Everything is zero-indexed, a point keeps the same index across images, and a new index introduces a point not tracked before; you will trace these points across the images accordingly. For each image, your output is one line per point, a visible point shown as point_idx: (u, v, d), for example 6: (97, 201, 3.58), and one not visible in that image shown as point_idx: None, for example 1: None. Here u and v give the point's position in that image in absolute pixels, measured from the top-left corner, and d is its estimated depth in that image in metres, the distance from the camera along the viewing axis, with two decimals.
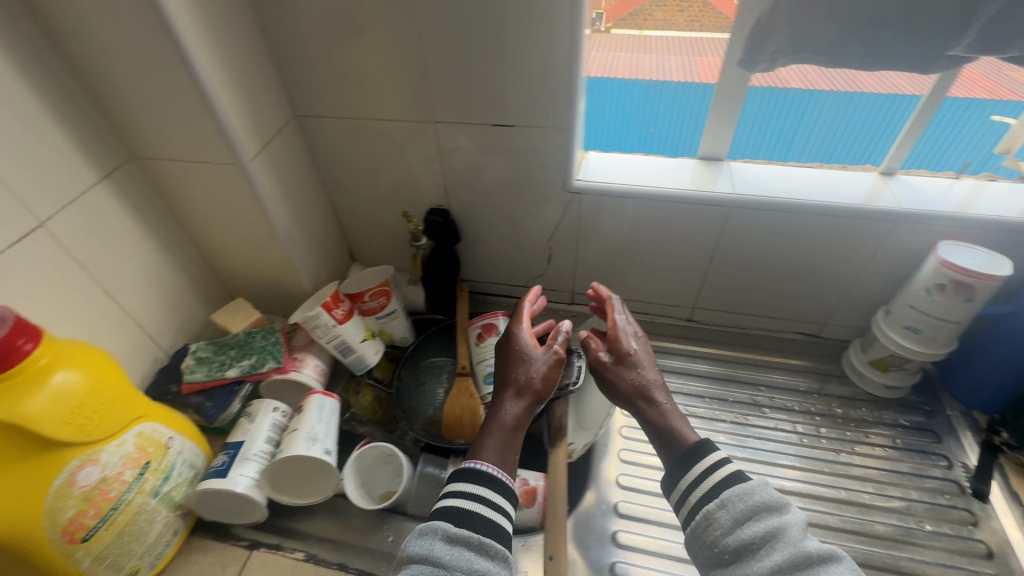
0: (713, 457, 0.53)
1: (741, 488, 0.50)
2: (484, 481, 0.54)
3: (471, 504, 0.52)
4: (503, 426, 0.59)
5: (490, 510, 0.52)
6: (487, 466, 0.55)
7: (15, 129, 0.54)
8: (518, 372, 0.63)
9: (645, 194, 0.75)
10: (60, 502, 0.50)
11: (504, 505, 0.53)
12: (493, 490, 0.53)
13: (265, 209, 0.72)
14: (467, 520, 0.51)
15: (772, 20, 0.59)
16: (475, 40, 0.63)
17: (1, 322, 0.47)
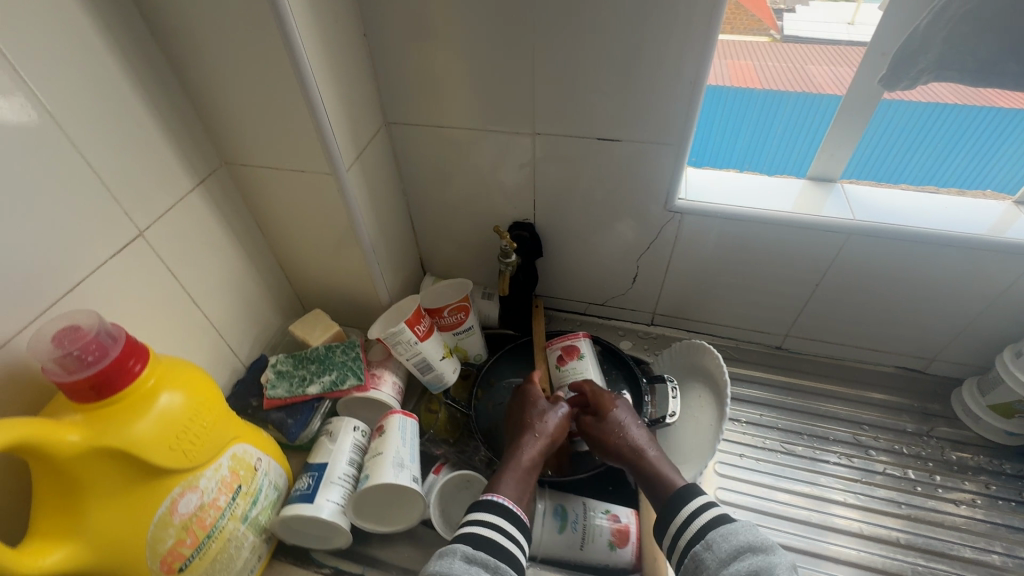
0: (694, 503, 0.59)
1: (726, 530, 0.55)
2: (497, 509, 0.59)
3: (487, 530, 0.57)
4: (519, 465, 0.64)
5: (504, 538, 0.57)
6: (504, 499, 0.60)
7: (122, 136, 0.53)
8: (532, 416, 0.70)
9: (753, 217, 0.71)
10: (161, 532, 0.48)
11: (516, 534, 0.58)
12: (506, 519, 0.59)
13: (354, 220, 0.69)
14: (484, 545, 0.56)
15: (928, 36, 0.54)
16: (592, 49, 0.60)
17: (113, 341, 0.45)
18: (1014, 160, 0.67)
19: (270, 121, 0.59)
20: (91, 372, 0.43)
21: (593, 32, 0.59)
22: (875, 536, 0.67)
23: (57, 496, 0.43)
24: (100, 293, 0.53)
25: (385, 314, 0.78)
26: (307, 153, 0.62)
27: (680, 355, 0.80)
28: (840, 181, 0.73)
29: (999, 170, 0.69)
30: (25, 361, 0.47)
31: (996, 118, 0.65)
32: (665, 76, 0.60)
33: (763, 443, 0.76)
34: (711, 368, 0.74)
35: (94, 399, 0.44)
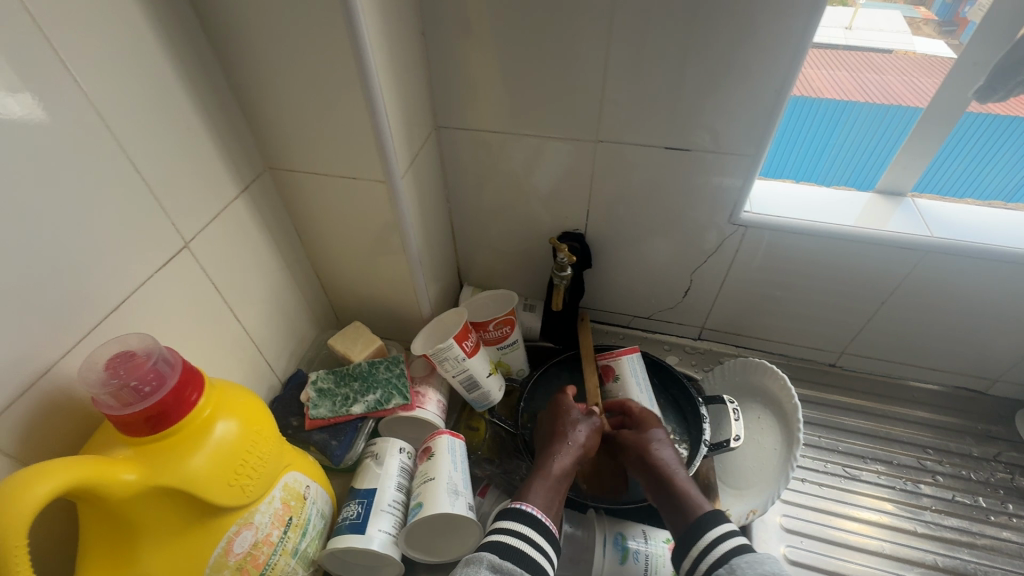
0: (717, 531, 0.55)
1: (752, 558, 0.52)
2: (525, 519, 0.56)
3: (513, 539, 0.55)
4: (546, 475, 0.61)
5: (531, 547, 0.54)
6: (531, 508, 0.58)
7: (175, 139, 0.49)
8: (564, 424, 0.66)
9: (823, 232, 0.68)
10: (216, 574, 0.44)
11: (543, 543, 0.55)
12: (532, 528, 0.56)
13: (405, 229, 0.65)
14: (510, 554, 0.53)
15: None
16: (668, 51, 0.58)
17: (169, 369, 0.41)
18: (1008, 168, 0.65)
19: (327, 124, 0.56)
20: (148, 405, 0.39)
21: (671, 34, 0.56)
22: (951, 568, 0.64)
23: (110, 541, 0.39)
24: (148, 308, 0.49)
25: (428, 328, 0.74)
26: (363, 159, 0.58)
27: (734, 373, 0.76)
28: (909, 195, 0.70)
29: (994, 178, 0.67)
30: (72, 386, 0.43)
31: (990, 126, 0.63)
32: (743, 79, 0.58)
33: (825, 467, 0.73)
34: (775, 393, 0.70)
35: (149, 434, 0.40)
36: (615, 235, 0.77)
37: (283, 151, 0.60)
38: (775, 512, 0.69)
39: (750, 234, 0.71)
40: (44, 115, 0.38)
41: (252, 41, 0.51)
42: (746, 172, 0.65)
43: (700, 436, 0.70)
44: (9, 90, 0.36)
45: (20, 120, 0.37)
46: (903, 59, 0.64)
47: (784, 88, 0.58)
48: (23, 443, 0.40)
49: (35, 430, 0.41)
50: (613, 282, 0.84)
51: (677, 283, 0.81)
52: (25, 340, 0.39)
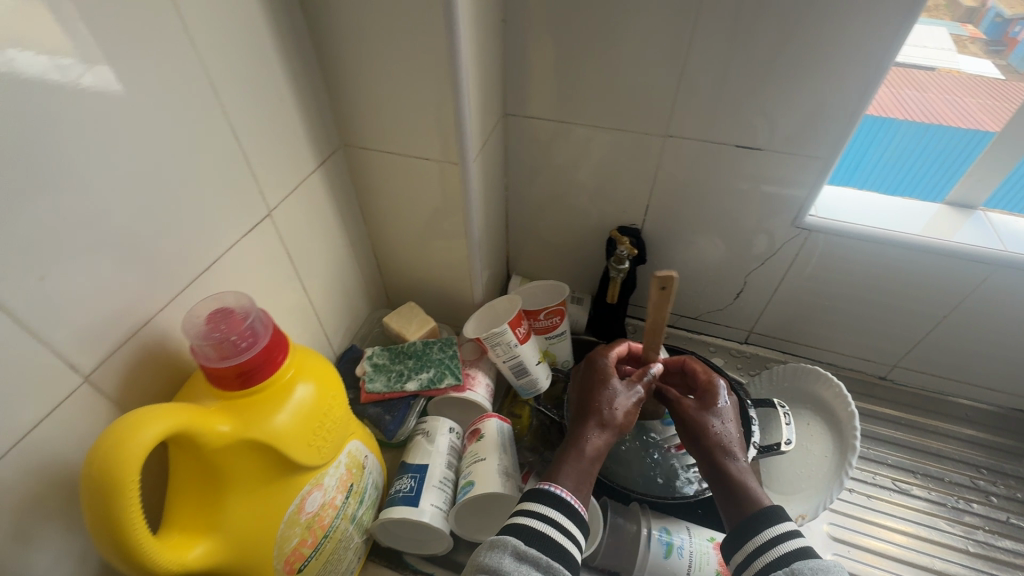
0: (777, 529, 0.49)
1: (815, 564, 0.46)
2: (552, 502, 0.49)
3: (542, 522, 0.48)
4: (579, 453, 0.53)
5: (559, 533, 0.48)
6: (560, 490, 0.50)
7: (269, 109, 0.51)
8: (602, 397, 0.58)
9: (889, 240, 0.67)
10: (289, 531, 0.45)
11: (571, 528, 0.49)
12: (561, 512, 0.49)
13: (470, 212, 0.66)
14: (536, 540, 0.47)
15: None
16: (750, 50, 0.57)
17: (260, 329, 0.43)
18: None
19: (405, 104, 0.57)
20: (243, 360, 0.41)
21: (756, 33, 0.56)
22: None
23: (199, 489, 0.40)
24: (232, 271, 0.51)
25: (480, 312, 0.76)
26: (437, 141, 0.59)
27: (783, 378, 0.76)
28: (980, 208, 0.69)
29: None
30: (166, 338, 0.45)
31: None
32: (825, 82, 0.57)
33: (873, 479, 0.72)
34: (829, 402, 0.69)
35: (239, 389, 0.41)
36: (671, 233, 0.78)
37: (360, 129, 0.61)
38: (822, 520, 0.68)
39: (811, 238, 0.71)
40: (119, 87, 0.37)
41: (345, 19, 0.52)
42: (816, 176, 0.65)
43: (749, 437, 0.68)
44: (85, 62, 0.35)
45: (103, 92, 0.36)
46: (948, 77, 0.64)
47: (867, 92, 0.57)
48: (123, 389, 0.42)
49: (134, 377, 0.42)
50: (663, 280, 0.84)
51: (729, 284, 0.81)
52: (131, 290, 0.41)
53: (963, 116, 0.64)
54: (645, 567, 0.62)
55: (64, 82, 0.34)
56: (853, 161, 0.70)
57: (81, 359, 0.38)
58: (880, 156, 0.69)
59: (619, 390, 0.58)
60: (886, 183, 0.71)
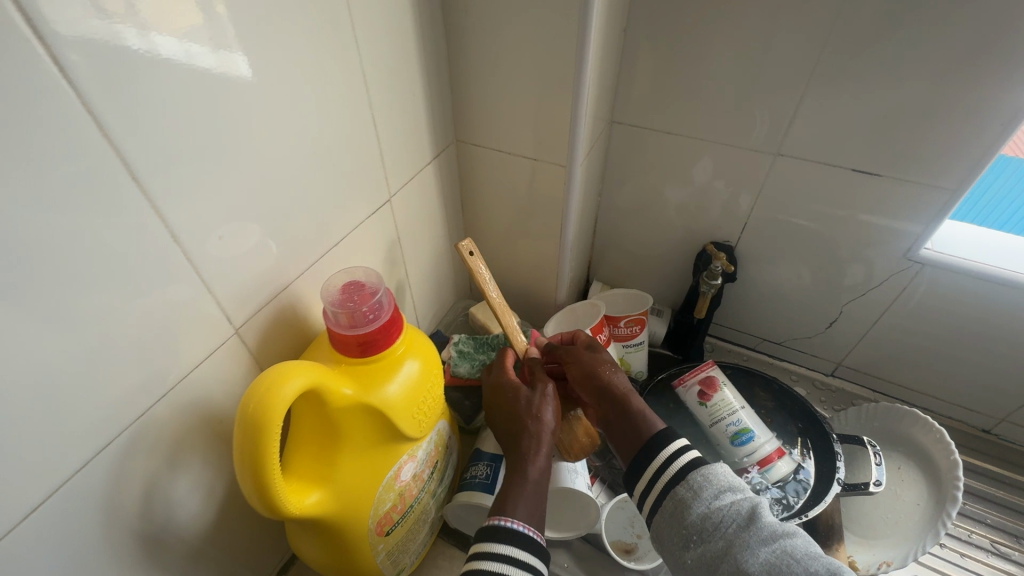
0: (672, 446, 0.50)
1: (705, 469, 0.47)
2: (508, 537, 0.45)
3: (495, 564, 0.44)
4: (524, 480, 0.50)
5: (516, 568, 0.44)
6: (515, 523, 0.46)
7: (402, 103, 0.55)
8: (522, 411, 0.55)
9: (1016, 284, 0.62)
10: (385, 494, 0.49)
11: (531, 560, 0.45)
12: (513, 546, 0.45)
13: (568, 214, 0.68)
14: None
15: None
16: (883, 73, 0.55)
17: (383, 304, 0.46)
18: None
19: (522, 105, 0.59)
20: (367, 331, 0.44)
21: (893, 56, 0.54)
22: None
23: (316, 443, 0.44)
24: (353, 248, 0.55)
25: (559, 316, 0.78)
26: (548, 143, 0.61)
27: (873, 417, 0.72)
28: None
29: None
30: (298, 302, 0.50)
31: None
32: (967, 111, 0.54)
33: (968, 537, 0.68)
34: (928, 448, 0.65)
35: (358, 356, 0.45)
36: (766, 253, 0.76)
37: (475, 126, 0.65)
38: (907, 572, 0.64)
39: (924, 274, 0.67)
40: (250, 75, 0.39)
41: (480, 21, 0.55)
42: (937, 211, 0.61)
43: (833, 473, 0.65)
44: (214, 48, 0.35)
45: (234, 79, 0.38)
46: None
47: (1013, 125, 0.53)
48: (261, 344, 0.47)
49: (270, 334, 0.47)
50: (749, 301, 0.83)
51: (822, 312, 0.78)
52: (277, 256, 0.46)
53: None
54: None
55: (189, 66, 0.34)
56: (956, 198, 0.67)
57: (235, 313, 0.43)
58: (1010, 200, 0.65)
59: (534, 397, 0.56)
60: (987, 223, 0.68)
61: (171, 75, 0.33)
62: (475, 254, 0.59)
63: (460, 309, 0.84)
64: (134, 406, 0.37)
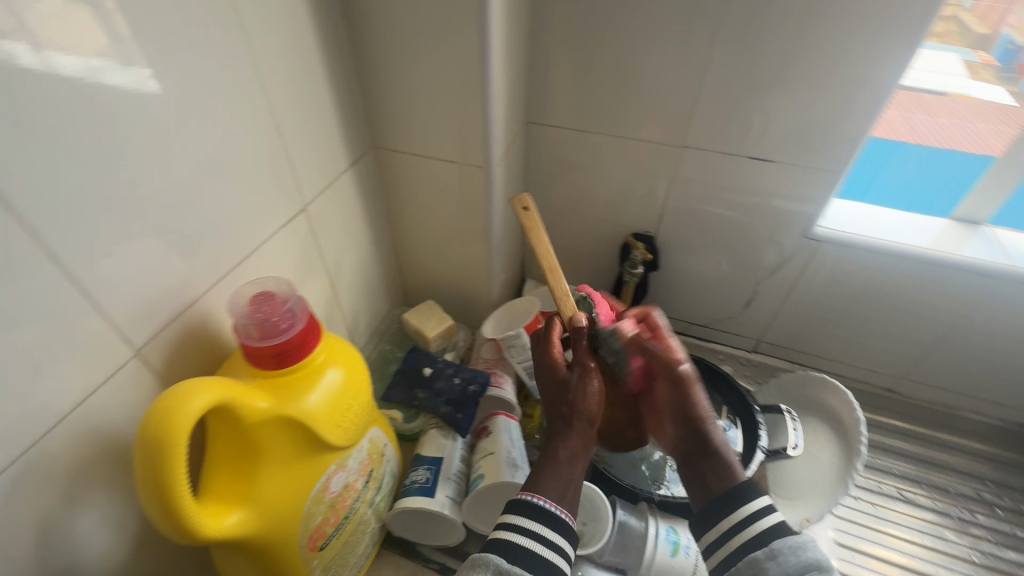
0: (757, 503, 0.46)
1: (795, 543, 0.43)
2: (536, 513, 0.45)
3: (522, 538, 0.44)
4: (555, 463, 0.50)
5: (543, 548, 0.43)
6: (544, 501, 0.46)
7: (308, 110, 0.54)
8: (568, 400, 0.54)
9: (897, 253, 0.69)
10: (314, 508, 0.48)
11: (560, 544, 0.44)
12: (545, 525, 0.45)
13: (491, 214, 0.69)
14: (516, 556, 0.42)
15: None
16: (764, 66, 0.60)
17: (297, 314, 0.45)
18: None
19: (436, 108, 0.60)
20: (281, 341, 0.43)
21: (771, 50, 0.59)
22: None
23: (235, 460, 0.42)
24: (268, 261, 0.54)
25: (499, 313, 0.78)
26: (464, 145, 0.62)
27: (791, 386, 0.77)
28: (986, 225, 0.71)
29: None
30: (208, 319, 0.48)
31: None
32: (840, 100, 0.60)
33: (879, 488, 0.74)
34: (836, 409, 0.70)
35: (274, 368, 0.44)
36: (683, 241, 0.80)
37: (391, 131, 0.65)
38: (826, 526, 0.69)
39: (821, 250, 0.72)
40: (140, 87, 0.38)
41: (384, 27, 0.55)
42: (824, 191, 0.67)
43: (755, 441, 0.70)
44: (121, 64, 0.36)
45: (120, 91, 0.37)
46: (960, 102, 0.66)
47: (878, 110, 0.59)
48: (167, 365, 0.45)
49: (177, 354, 0.45)
50: (673, 288, 0.87)
51: (738, 293, 0.83)
52: (181, 271, 0.44)
53: (978, 141, 0.67)
54: (653, 564, 0.63)
55: (96, 82, 0.35)
56: (868, 181, 0.74)
57: (135, 333, 0.41)
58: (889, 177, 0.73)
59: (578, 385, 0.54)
60: (883, 203, 0.74)
61: (53, 93, 0.33)
62: (529, 209, 0.58)
63: (394, 317, 0.83)
64: (18, 441, 0.35)
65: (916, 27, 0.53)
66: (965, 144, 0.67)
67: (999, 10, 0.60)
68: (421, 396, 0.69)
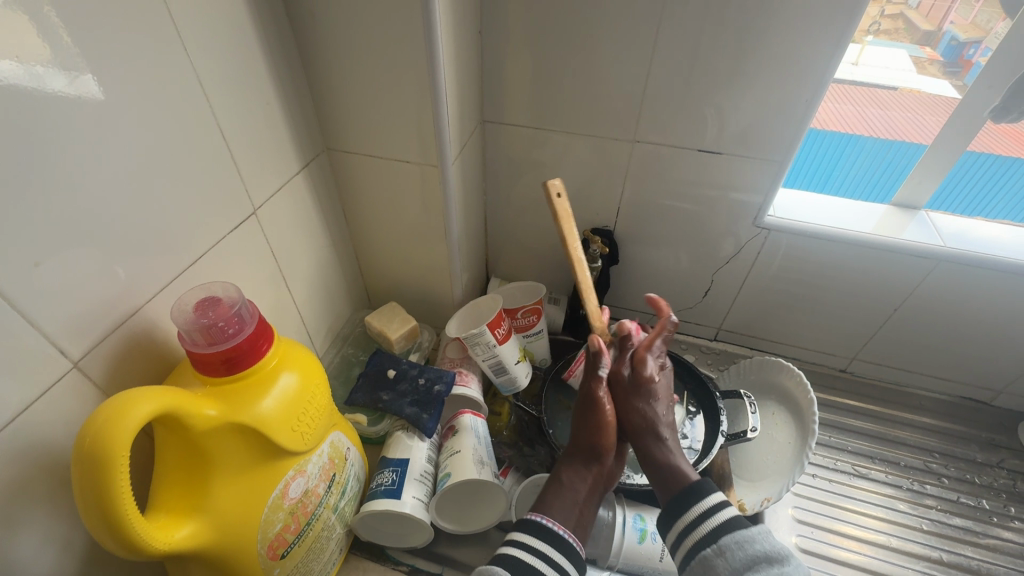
0: (710, 500, 0.53)
1: (740, 536, 0.50)
2: (542, 533, 0.53)
3: (529, 556, 0.52)
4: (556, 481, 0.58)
5: (544, 563, 0.51)
6: (549, 520, 0.54)
7: (254, 113, 0.53)
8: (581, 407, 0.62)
9: (842, 238, 0.71)
10: (273, 515, 0.47)
11: (561, 561, 0.52)
12: (548, 542, 0.53)
13: (449, 213, 0.69)
14: (520, 569, 0.50)
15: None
16: (708, 62, 0.62)
17: (246, 318, 0.45)
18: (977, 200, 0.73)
19: (387, 109, 0.60)
20: (229, 346, 0.42)
21: (713, 46, 0.61)
22: (955, 563, 0.67)
23: (186, 470, 0.42)
24: (219, 267, 0.53)
25: (462, 312, 0.77)
26: (418, 144, 0.62)
27: (750, 371, 0.79)
28: (923, 211, 0.75)
29: (993, 214, 0.73)
30: (154, 328, 0.47)
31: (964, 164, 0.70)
32: (780, 92, 0.62)
33: (835, 465, 0.77)
34: (791, 391, 0.73)
35: (224, 375, 0.43)
36: (642, 235, 0.82)
37: (344, 132, 0.64)
38: (786, 504, 0.72)
39: (772, 238, 0.75)
40: (65, 90, 0.36)
41: (329, 28, 0.55)
42: (771, 181, 0.70)
43: (717, 427, 0.72)
44: (66, 73, 0.36)
45: (42, 94, 0.35)
46: (909, 96, 0.70)
47: (815, 101, 0.62)
48: (110, 377, 0.43)
49: (121, 365, 0.44)
50: (635, 281, 0.88)
51: (697, 283, 0.85)
52: (123, 280, 0.43)
53: (928, 132, 0.68)
54: (621, 553, 0.64)
55: (39, 89, 0.35)
56: (827, 172, 0.76)
57: (72, 346, 0.40)
58: (833, 167, 0.75)
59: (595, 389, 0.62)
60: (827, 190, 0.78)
61: None
62: (561, 196, 0.63)
63: (358, 320, 0.83)
64: None
65: (845, 21, 0.56)
66: (916, 135, 0.69)
67: (940, 8, 0.64)
68: (385, 398, 0.69)
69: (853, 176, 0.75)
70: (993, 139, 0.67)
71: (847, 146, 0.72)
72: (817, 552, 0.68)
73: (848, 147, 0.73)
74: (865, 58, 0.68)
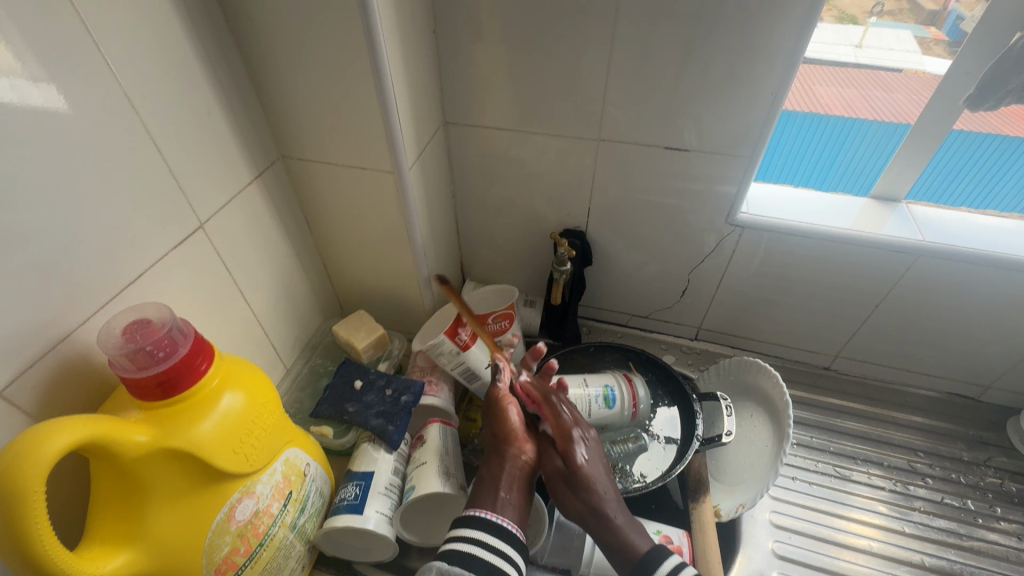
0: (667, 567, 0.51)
1: None
2: (483, 525, 0.51)
3: (464, 545, 0.50)
4: (490, 480, 0.56)
5: (484, 550, 0.50)
6: (487, 513, 0.53)
7: (193, 125, 0.52)
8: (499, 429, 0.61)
9: (816, 234, 0.69)
10: (218, 539, 0.46)
11: (504, 547, 0.51)
12: (485, 531, 0.51)
13: (409, 219, 0.67)
14: (459, 557, 0.49)
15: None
16: (669, 58, 0.60)
17: (183, 340, 0.44)
18: (970, 184, 0.70)
19: (338, 116, 0.59)
20: (161, 370, 0.41)
21: (672, 42, 0.59)
22: (937, 568, 0.65)
23: (119, 498, 0.41)
24: (165, 284, 0.52)
25: (430, 321, 0.75)
26: (372, 150, 0.61)
27: (730, 371, 0.78)
28: (904, 202, 0.73)
29: (996, 205, 0.70)
30: (89, 351, 0.46)
31: (963, 141, 0.65)
32: (744, 86, 0.60)
33: (816, 467, 0.75)
34: (767, 391, 0.70)
35: (159, 399, 0.42)
36: (615, 235, 0.80)
37: (296, 139, 0.63)
38: (764, 508, 0.70)
39: (744, 235, 0.73)
40: None
41: (269, 31, 0.53)
42: (741, 176, 0.67)
43: (693, 430, 0.71)
44: None
45: None
46: (914, 78, 0.64)
47: (780, 94, 0.60)
48: (41, 404, 0.42)
49: (54, 391, 0.43)
50: (611, 282, 0.87)
51: (673, 283, 0.83)
52: (51, 305, 0.42)
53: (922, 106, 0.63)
54: (592, 563, 0.63)
55: None
56: (824, 168, 0.73)
57: None
58: (816, 159, 0.72)
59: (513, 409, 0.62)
60: (804, 185, 0.75)
61: None
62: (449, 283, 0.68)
63: (328, 328, 0.82)
64: None
65: (804, 16, 0.53)
66: (913, 113, 0.64)
67: None
68: (351, 410, 0.67)
69: (846, 161, 0.72)
70: (999, 119, 0.63)
71: (832, 133, 0.69)
72: (791, 557, 0.66)
73: (832, 137, 0.69)
74: (864, 39, 0.66)
